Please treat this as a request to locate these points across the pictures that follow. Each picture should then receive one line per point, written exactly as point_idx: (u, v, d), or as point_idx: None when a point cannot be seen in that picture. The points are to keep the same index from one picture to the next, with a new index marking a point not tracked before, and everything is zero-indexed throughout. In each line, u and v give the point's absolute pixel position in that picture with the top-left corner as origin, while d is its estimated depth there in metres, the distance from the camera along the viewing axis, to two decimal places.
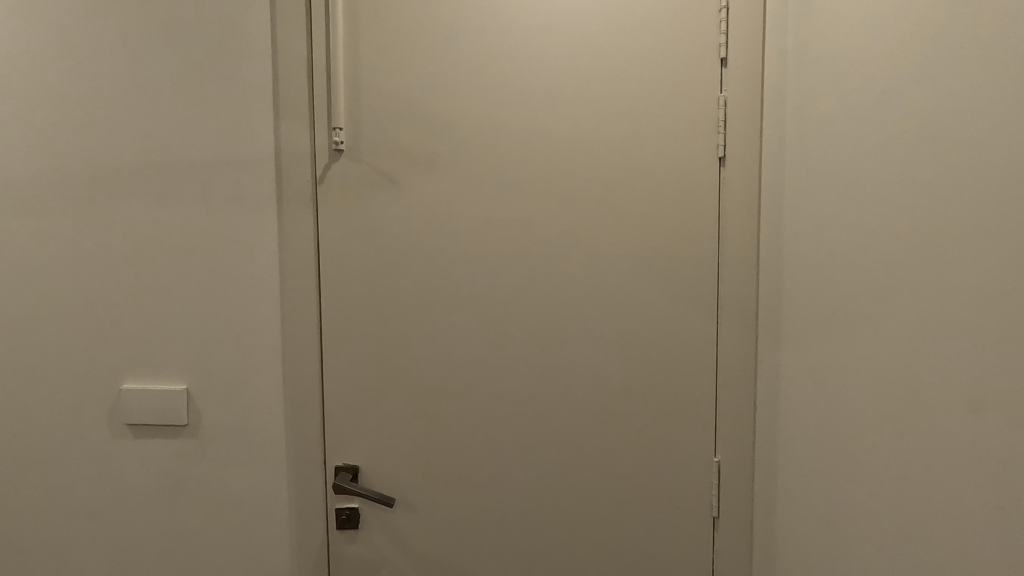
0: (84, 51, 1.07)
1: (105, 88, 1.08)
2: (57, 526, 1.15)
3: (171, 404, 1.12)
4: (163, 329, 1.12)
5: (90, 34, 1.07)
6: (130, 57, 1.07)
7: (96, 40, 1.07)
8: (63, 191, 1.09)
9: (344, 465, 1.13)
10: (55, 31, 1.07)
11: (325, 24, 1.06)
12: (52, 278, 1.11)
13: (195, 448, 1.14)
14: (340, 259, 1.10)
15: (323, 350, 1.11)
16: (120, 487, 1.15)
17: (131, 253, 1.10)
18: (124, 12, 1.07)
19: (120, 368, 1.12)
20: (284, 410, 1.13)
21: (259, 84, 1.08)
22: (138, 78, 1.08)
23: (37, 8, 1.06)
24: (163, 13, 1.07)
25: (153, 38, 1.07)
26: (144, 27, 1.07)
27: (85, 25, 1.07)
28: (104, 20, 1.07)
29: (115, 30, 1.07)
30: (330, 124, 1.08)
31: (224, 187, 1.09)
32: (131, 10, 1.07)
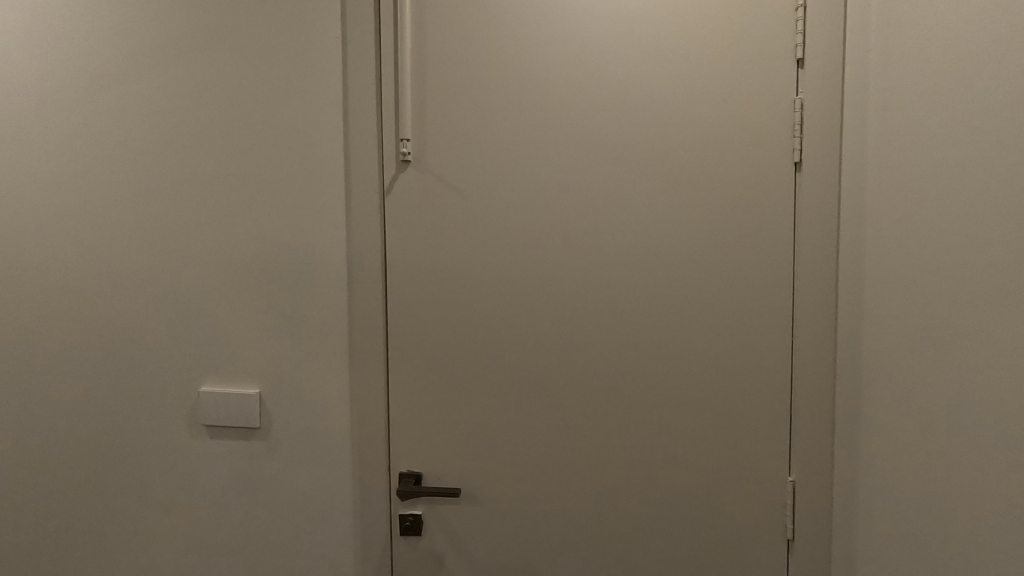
0: (171, 72, 1.14)
1: (189, 105, 1.14)
2: (140, 519, 1.21)
3: (245, 406, 1.17)
4: (237, 334, 1.16)
5: (175, 56, 1.13)
6: (212, 75, 1.13)
7: (181, 62, 1.13)
8: (149, 203, 1.16)
9: (408, 472, 1.14)
10: (145, 54, 1.14)
11: (394, 38, 1.09)
12: (139, 285, 1.17)
13: (267, 450, 1.18)
14: (407, 268, 1.11)
15: (388, 357, 1.13)
16: (198, 484, 1.20)
17: (210, 262, 1.16)
18: (207, 33, 1.13)
19: (199, 371, 1.18)
20: (350, 416, 1.15)
21: (330, 98, 1.11)
22: (219, 95, 1.13)
23: (129, 32, 1.13)
24: (241, 32, 1.12)
25: (233, 56, 1.13)
26: (224, 46, 1.13)
27: (172, 47, 1.13)
28: (188, 42, 1.13)
29: (198, 51, 1.13)
30: (398, 135, 1.10)
31: (297, 198, 1.13)
32: (213, 31, 1.13)
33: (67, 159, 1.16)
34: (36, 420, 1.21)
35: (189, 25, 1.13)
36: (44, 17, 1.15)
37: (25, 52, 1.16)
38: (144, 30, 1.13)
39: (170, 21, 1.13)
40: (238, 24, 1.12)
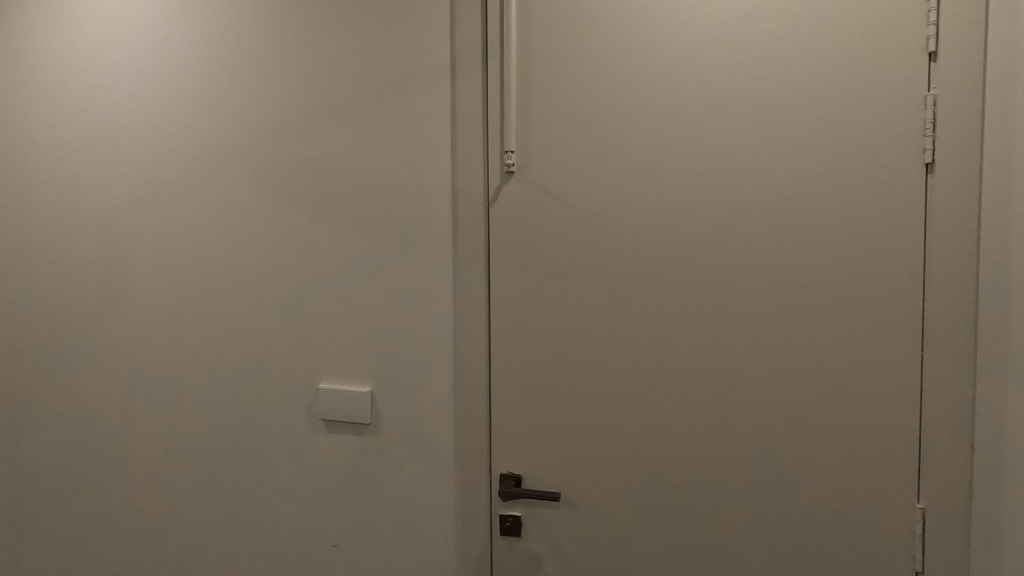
0: (296, 95, 1.24)
1: (310, 124, 1.23)
2: (264, 504, 1.33)
3: (358, 403, 1.25)
4: (351, 335, 1.25)
5: (300, 81, 1.24)
6: (331, 96, 1.22)
7: (305, 86, 1.24)
8: (275, 215, 1.26)
9: (508, 474, 1.17)
10: (275, 82, 1.25)
11: (500, 54, 1.13)
12: (264, 290, 1.28)
13: (377, 446, 1.26)
14: (509, 275, 1.15)
15: (491, 361, 1.17)
16: (315, 475, 1.30)
17: (327, 268, 1.25)
18: (328, 59, 1.22)
19: (317, 369, 1.27)
20: (454, 416, 1.20)
21: (438, 114, 1.17)
22: (338, 115, 1.22)
23: (263, 61, 1.26)
24: (358, 56, 1.21)
25: (350, 78, 1.21)
26: (343, 70, 1.21)
27: (299, 73, 1.24)
28: (311, 68, 1.23)
29: (320, 75, 1.23)
30: (503, 147, 1.13)
31: (406, 208, 1.20)
32: (333, 57, 1.22)
33: (208, 178, 1.30)
34: (179, 410, 1.36)
35: (313, 53, 1.23)
36: (194, 54, 1.30)
37: (177, 85, 1.31)
38: (274, 61, 1.25)
39: (297, 50, 1.24)
40: (354, 49, 1.21)
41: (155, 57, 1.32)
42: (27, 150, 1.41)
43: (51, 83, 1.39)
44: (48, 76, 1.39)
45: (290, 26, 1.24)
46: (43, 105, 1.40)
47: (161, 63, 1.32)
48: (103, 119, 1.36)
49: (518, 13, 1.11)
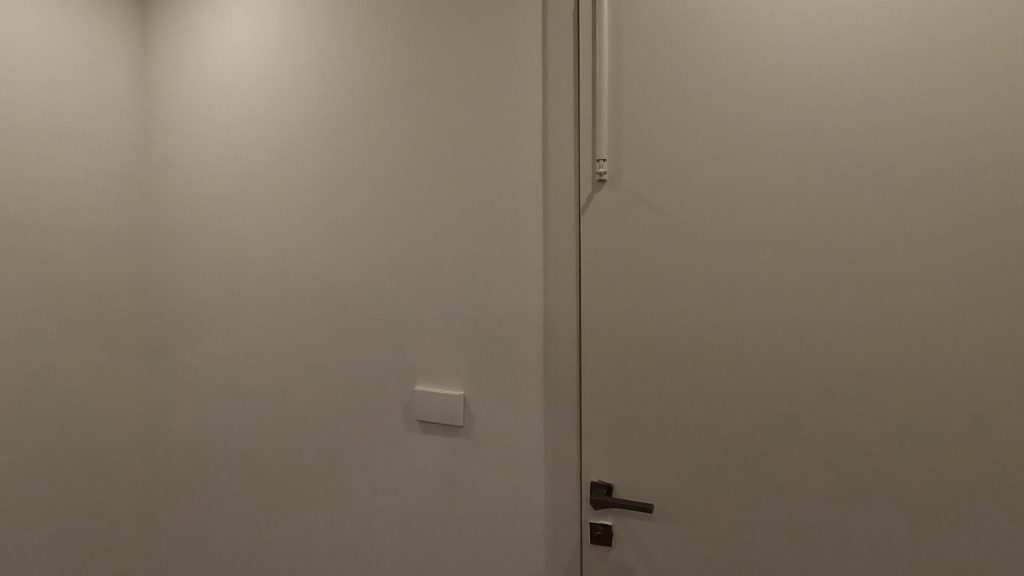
0: (395, 111, 1.31)
1: (409, 139, 1.30)
2: (363, 498, 1.41)
3: (452, 407, 1.29)
4: (445, 341, 1.30)
5: (398, 99, 1.31)
6: (428, 111, 1.28)
7: (402, 104, 1.30)
8: (376, 225, 1.35)
9: (599, 482, 1.17)
10: (376, 100, 1.33)
11: (592, 64, 1.13)
12: (366, 296, 1.37)
13: (469, 448, 1.30)
14: (601, 283, 1.15)
15: (582, 369, 1.18)
16: (410, 472, 1.36)
17: (423, 276, 1.30)
18: (423, 76, 1.28)
19: (413, 372, 1.34)
20: (545, 422, 1.22)
21: (530, 125, 1.20)
22: (433, 129, 1.28)
23: (366, 81, 1.34)
24: (452, 73, 1.26)
25: (445, 93, 1.26)
26: (438, 86, 1.27)
27: (398, 90, 1.31)
28: (408, 86, 1.30)
29: (418, 92, 1.29)
30: (594, 156, 1.14)
31: (499, 217, 1.23)
32: (428, 74, 1.28)
33: (316, 192, 1.41)
34: (289, 408, 1.47)
35: (409, 71, 1.29)
36: (305, 78, 1.41)
37: (291, 107, 1.43)
38: (375, 80, 1.33)
39: (395, 69, 1.31)
40: (449, 65, 1.26)
41: (273, 83, 1.45)
42: (171, 171, 1.62)
43: (191, 111, 1.58)
44: (189, 105, 1.58)
45: (389, 46, 1.31)
46: (184, 131, 1.59)
47: (278, 86, 1.45)
48: (229, 141, 1.52)
49: (609, 22, 1.12)
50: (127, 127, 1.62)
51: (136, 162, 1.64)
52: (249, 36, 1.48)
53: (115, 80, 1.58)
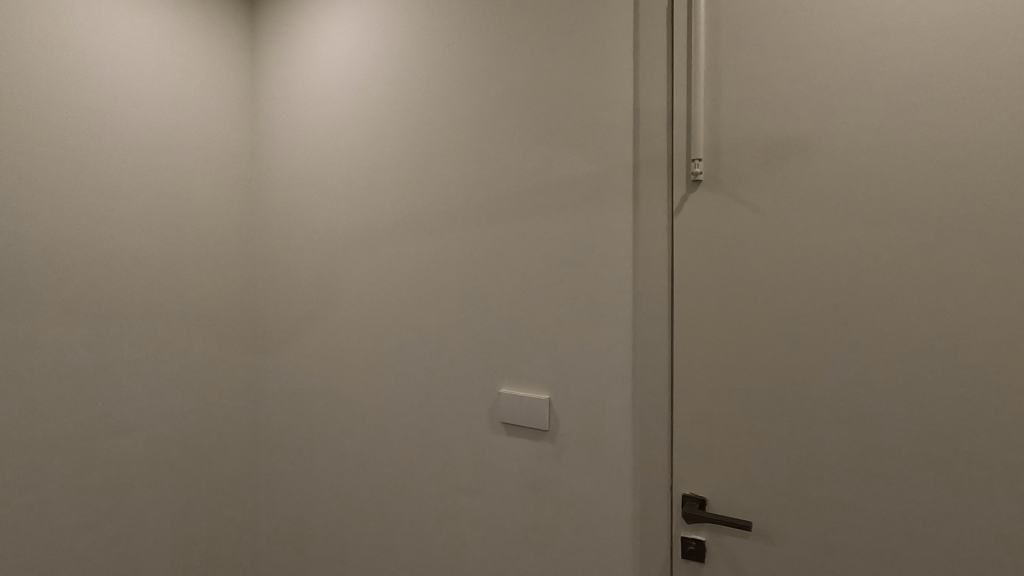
0: (484, 118, 1.34)
1: (496, 145, 1.32)
2: (449, 497, 1.43)
3: (538, 410, 1.29)
4: (531, 343, 1.30)
5: (486, 105, 1.33)
6: (516, 116, 1.29)
7: (490, 109, 1.33)
8: (464, 231, 1.37)
9: (691, 495, 1.12)
10: (464, 105, 1.36)
11: (687, 60, 1.09)
12: (453, 299, 1.40)
13: (555, 453, 1.29)
14: (695, 287, 1.10)
15: (673, 376, 1.13)
16: (495, 474, 1.37)
17: (510, 280, 1.32)
18: (510, 81, 1.30)
19: (499, 375, 1.35)
20: (633, 430, 1.19)
21: (620, 125, 1.17)
22: (521, 133, 1.29)
23: (455, 89, 1.38)
24: (540, 77, 1.26)
25: (533, 97, 1.27)
26: (526, 89, 1.28)
27: (486, 97, 1.33)
28: (495, 91, 1.32)
29: (505, 98, 1.31)
30: (689, 156, 1.10)
31: (587, 220, 1.22)
32: (515, 78, 1.29)
33: (407, 199, 1.46)
34: (379, 405, 1.53)
35: (496, 77, 1.32)
36: (396, 84, 1.47)
37: (383, 112, 1.50)
38: (463, 85, 1.36)
39: (484, 74, 1.33)
40: (537, 69, 1.26)
41: (366, 94, 1.53)
42: (274, 174, 1.74)
43: (292, 118, 1.69)
44: (290, 113, 1.70)
45: (477, 52, 1.34)
46: (286, 141, 1.71)
47: (371, 92, 1.52)
48: (325, 151, 1.61)
49: (706, 16, 1.07)
50: (237, 141, 1.76)
51: (243, 169, 1.78)
52: (344, 46, 1.57)
53: (227, 93, 1.73)
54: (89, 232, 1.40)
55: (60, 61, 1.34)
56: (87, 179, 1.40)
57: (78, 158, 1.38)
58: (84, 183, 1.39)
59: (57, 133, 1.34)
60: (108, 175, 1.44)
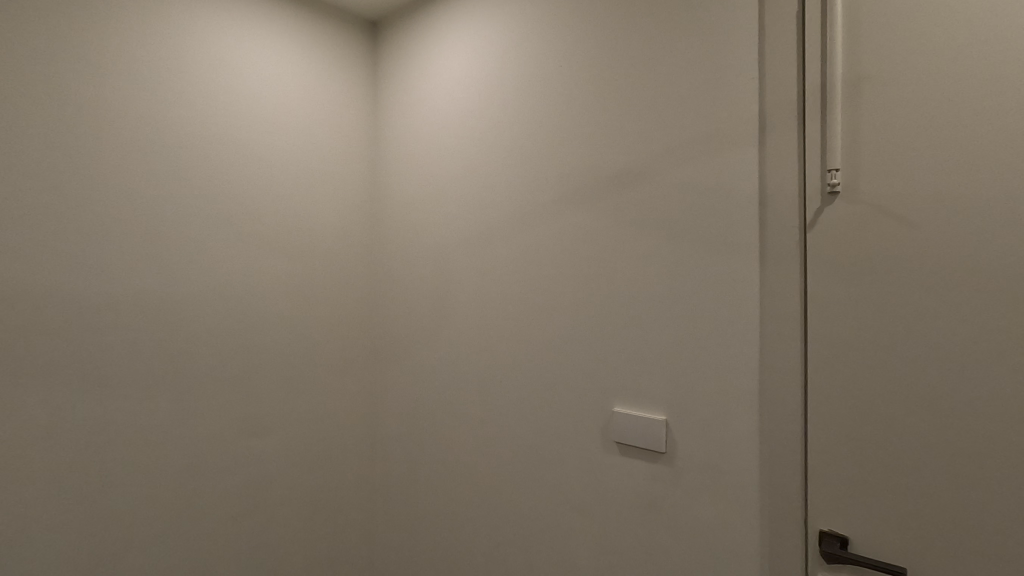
0: (594, 137, 1.35)
1: (609, 163, 1.33)
2: (560, 514, 1.43)
3: (654, 431, 1.26)
4: (646, 362, 1.27)
5: (595, 124, 1.35)
6: (628, 134, 1.29)
7: (600, 128, 1.34)
8: (575, 249, 1.39)
9: (830, 532, 1.03)
10: (576, 122, 1.38)
11: (820, 66, 1.03)
12: (565, 316, 1.41)
13: (672, 476, 1.24)
14: (831, 306, 1.02)
15: (807, 402, 1.06)
16: (608, 494, 1.35)
17: (624, 297, 1.30)
18: (621, 99, 1.31)
19: (612, 393, 1.33)
20: (761, 457, 1.12)
21: (744, 137, 1.12)
22: (634, 149, 1.28)
23: (563, 108, 1.41)
24: (653, 93, 1.25)
25: (647, 114, 1.26)
26: (639, 106, 1.28)
27: (596, 116, 1.35)
28: (605, 110, 1.33)
29: (617, 115, 1.31)
30: (824, 166, 1.03)
31: (707, 236, 1.18)
32: (627, 96, 1.30)
33: (518, 217, 1.51)
34: (490, 418, 1.57)
35: (606, 95, 1.33)
36: (508, 105, 1.53)
37: (495, 133, 1.56)
38: (575, 103, 1.39)
39: (595, 91, 1.35)
40: (650, 85, 1.26)
41: (478, 118, 1.61)
42: (393, 195, 1.86)
43: (410, 142, 1.81)
44: (408, 137, 1.82)
45: (590, 70, 1.36)
46: (404, 166, 1.82)
47: (484, 113, 1.59)
48: (440, 173, 1.71)
49: (843, 17, 1.00)
50: (361, 168, 1.90)
51: (367, 193, 1.91)
52: (459, 72, 1.66)
53: (352, 122, 1.89)
54: (240, 253, 1.60)
55: (221, 105, 1.57)
56: (239, 206, 1.60)
57: (234, 188, 1.59)
58: (237, 210, 1.59)
59: (213, 162, 1.55)
60: (253, 199, 1.62)
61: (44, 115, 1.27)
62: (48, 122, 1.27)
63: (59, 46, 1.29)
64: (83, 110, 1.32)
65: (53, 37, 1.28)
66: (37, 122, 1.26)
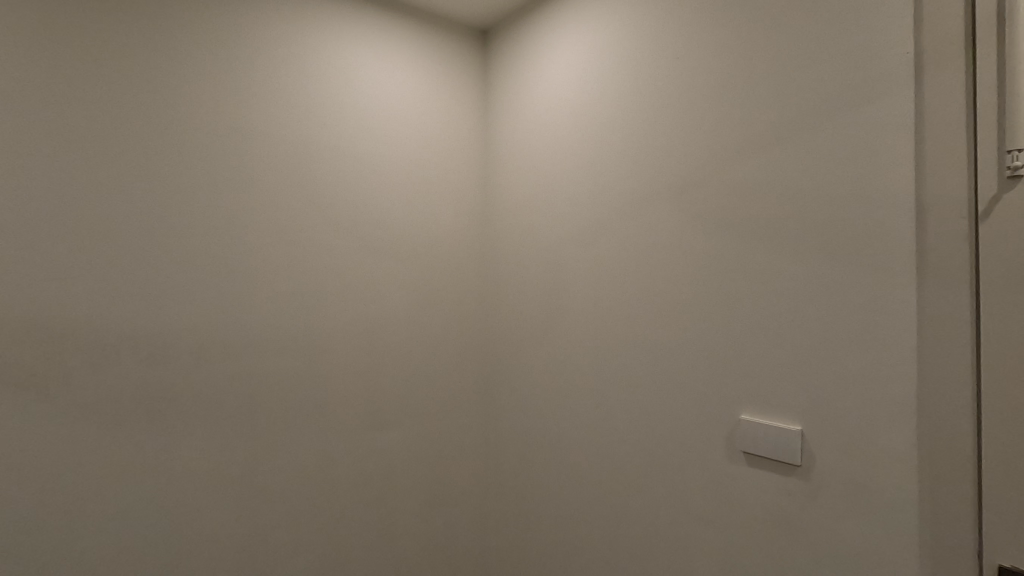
0: (717, 129, 1.29)
1: (733, 157, 1.26)
2: (680, 524, 1.37)
3: (787, 442, 1.17)
4: (777, 368, 1.19)
5: (717, 115, 1.29)
6: (755, 125, 1.22)
7: (722, 119, 1.28)
8: (697, 248, 1.33)
9: (1010, 569, 0.87)
10: (696, 116, 1.33)
11: (995, 33, 0.90)
12: (686, 318, 1.36)
13: (808, 492, 1.14)
14: (1011, 308, 0.88)
15: (980, 419, 0.92)
16: (733, 506, 1.27)
17: (752, 299, 1.23)
18: (747, 88, 1.24)
19: (738, 400, 1.26)
20: (919, 477, 0.99)
21: (895, 120, 1.01)
22: (762, 141, 1.21)
23: (682, 101, 1.36)
24: (783, 80, 1.17)
25: (777, 102, 1.18)
26: (767, 93, 1.20)
27: (718, 108, 1.29)
28: (729, 100, 1.27)
29: (742, 105, 1.24)
30: (1001, 147, 0.89)
31: (849, 231, 1.07)
32: (753, 85, 1.23)
33: (633, 215, 1.48)
34: (605, 421, 1.55)
35: (730, 85, 1.27)
36: (622, 102, 1.51)
37: (608, 132, 1.55)
38: (693, 96, 1.34)
39: (716, 83, 1.29)
40: (781, 70, 1.18)
41: (590, 117, 1.60)
42: (505, 197, 1.90)
43: (521, 144, 1.84)
44: (520, 141, 1.85)
45: (710, 60, 1.31)
46: (516, 168, 1.86)
47: (596, 112, 1.58)
48: (552, 173, 1.72)
49: None
50: (476, 172, 1.96)
51: (481, 197, 1.97)
52: (570, 73, 1.68)
53: (467, 129, 1.95)
54: (367, 257, 1.72)
55: (351, 122, 1.71)
56: (365, 213, 1.72)
57: (361, 197, 1.71)
58: (363, 217, 1.71)
59: (342, 172, 1.68)
60: (377, 206, 1.74)
61: (208, 140, 1.48)
62: (211, 146, 1.48)
63: (221, 81, 1.50)
64: (238, 134, 1.52)
65: (213, 72, 1.49)
66: (202, 147, 1.47)
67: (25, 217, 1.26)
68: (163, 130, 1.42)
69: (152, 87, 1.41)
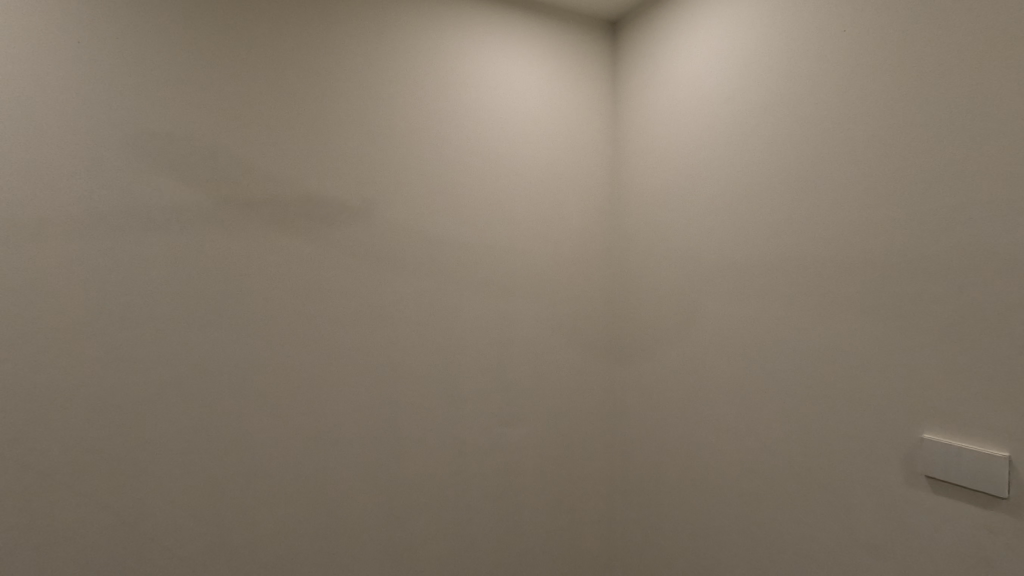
0: (888, 112, 1.16)
1: (909, 142, 1.13)
2: (844, 551, 1.23)
3: (985, 466, 1.01)
4: (971, 382, 1.03)
5: (888, 96, 1.16)
6: (937, 104, 1.08)
7: (895, 100, 1.15)
8: (861, 244, 1.21)
9: None
10: (864, 98, 1.21)
11: None
12: (848, 322, 1.23)
13: (1015, 530, 0.98)
14: None
15: None
16: (911, 536, 1.12)
17: (935, 301, 1.08)
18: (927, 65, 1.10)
19: (919, 416, 1.11)
20: None
21: None
22: (948, 121, 1.07)
23: (846, 83, 1.24)
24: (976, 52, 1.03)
25: (968, 77, 1.04)
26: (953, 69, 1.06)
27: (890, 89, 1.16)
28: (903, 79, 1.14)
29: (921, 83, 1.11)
30: None
31: None
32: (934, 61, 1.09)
33: (786, 210, 1.37)
34: (750, 430, 1.44)
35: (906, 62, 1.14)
36: (773, 82, 1.41)
37: (755, 118, 1.45)
38: (859, 77, 1.22)
39: (887, 60, 1.17)
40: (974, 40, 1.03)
41: (737, 104, 1.50)
42: (638, 192, 1.83)
43: (656, 137, 1.77)
44: (655, 134, 1.78)
45: (879, 36, 1.18)
46: (651, 162, 1.79)
47: (744, 99, 1.49)
48: (691, 165, 1.64)
49: None
50: (606, 168, 1.92)
51: (610, 191, 1.92)
52: (710, 55, 1.59)
53: (598, 124, 1.92)
54: (501, 253, 1.74)
55: (486, 121, 1.74)
56: (499, 210, 1.74)
57: (495, 195, 1.74)
58: (498, 214, 1.74)
59: (476, 167, 1.72)
60: (510, 203, 1.76)
61: (357, 144, 1.58)
62: (361, 149, 1.59)
63: (373, 89, 1.61)
64: (387, 138, 1.62)
65: (363, 80, 1.60)
66: (354, 151, 1.58)
67: (212, 217, 1.44)
68: (324, 138, 1.55)
69: (313, 97, 1.54)
